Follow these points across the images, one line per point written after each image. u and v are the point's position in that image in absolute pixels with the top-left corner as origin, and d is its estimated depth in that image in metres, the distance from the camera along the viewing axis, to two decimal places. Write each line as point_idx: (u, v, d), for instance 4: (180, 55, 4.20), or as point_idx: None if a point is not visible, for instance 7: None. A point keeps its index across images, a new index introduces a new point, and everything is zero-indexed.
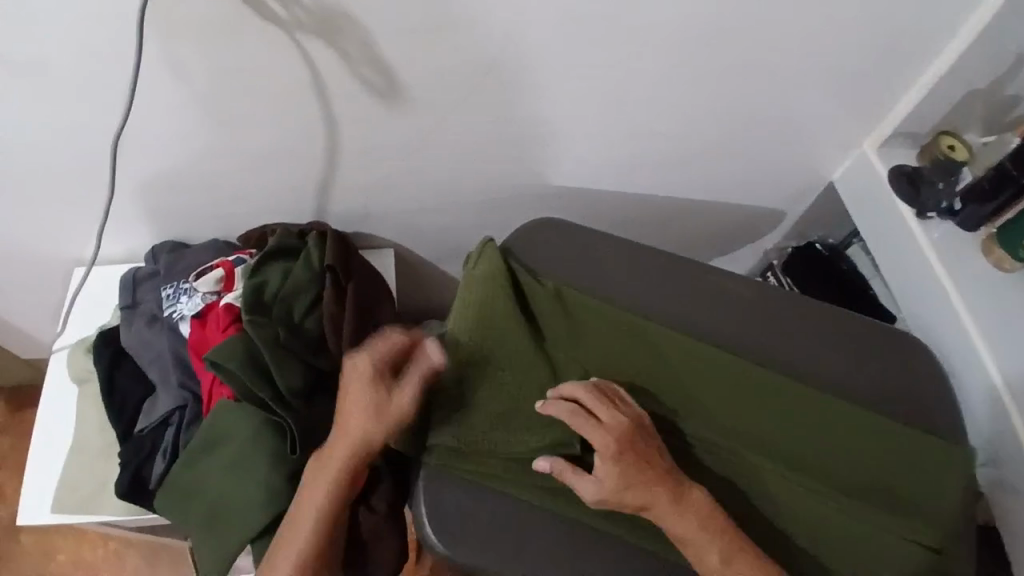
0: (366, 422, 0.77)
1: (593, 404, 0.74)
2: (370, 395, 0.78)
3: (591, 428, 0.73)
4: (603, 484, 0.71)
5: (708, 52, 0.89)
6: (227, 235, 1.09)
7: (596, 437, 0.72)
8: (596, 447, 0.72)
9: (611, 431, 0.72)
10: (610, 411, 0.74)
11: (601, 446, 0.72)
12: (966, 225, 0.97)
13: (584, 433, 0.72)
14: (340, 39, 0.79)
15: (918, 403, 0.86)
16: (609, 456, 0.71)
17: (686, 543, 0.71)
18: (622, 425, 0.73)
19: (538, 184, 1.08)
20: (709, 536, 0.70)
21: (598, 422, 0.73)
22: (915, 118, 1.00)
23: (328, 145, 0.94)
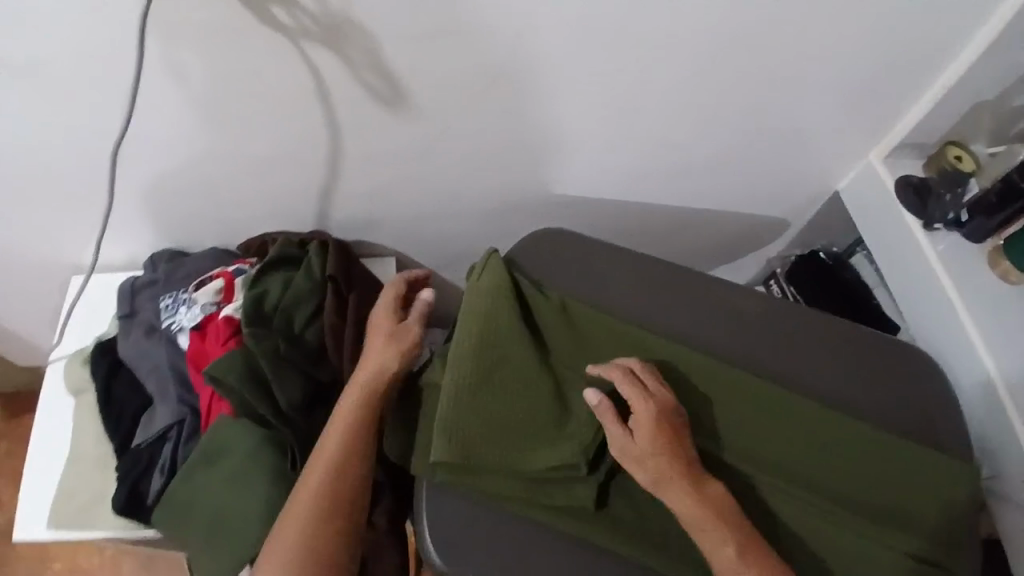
0: (384, 347, 0.83)
1: (643, 376, 0.77)
2: (385, 324, 0.85)
3: (638, 389, 0.75)
4: (634, 442, 0.73)
5: (718, 60, 0.87)
6: (226, 243, 1.08)
7: (639, 400, 0.74)
8: (638, 410, 0.74)
9: (652, 398, 0.75)
10: (658, 383, 0.77)
11: (643, 406, 0.74)
12: (973, 237, 0.96)
13: (630, 395, 0.75)
14: (345, 46, 0.78)
15: (919, 418, 0.86)
16: (648, 416, 0.73)
17: (696, 530, 0.70)
18: (665, 398, 0.76)
19: (542, 192, 1.07)
20: (719, 527, 0.69)
21: (647, 389, 0.76)
22: (924, 128, 0.99)
23: (331, 153, 0.93)
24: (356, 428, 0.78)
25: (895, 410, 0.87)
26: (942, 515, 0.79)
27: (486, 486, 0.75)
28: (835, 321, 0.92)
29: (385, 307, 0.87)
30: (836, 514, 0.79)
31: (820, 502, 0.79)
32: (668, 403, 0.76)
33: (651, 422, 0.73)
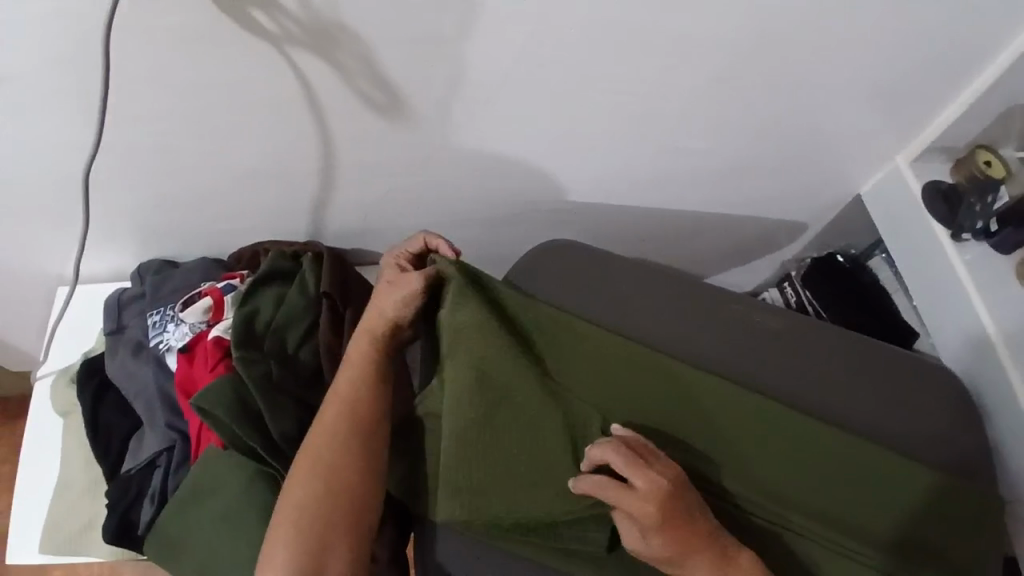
0: (386, 299, 0.82)
1: (628, 471, 0.68)
2: (388, 275, 0.84)
3: (626, 496, 0.67)
4: (662, 545, 0.67)
5: (734, 61, 0.81)
6: (218, 253, 1.03)
7: (637, 507, 0.66)
8: (642, 519, 0.67)
9: (646, 494, 0.67)
10: (642, 475, 0.67)
11: (643, 514, 0.66)
12: (1002, 248, 0.90)
13: (623, 500, 0.67)
14: (333, 51, 0.72)
15: (942, 446, 0.82)
16: (656, 518, 0.66)
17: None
18: (658, 490, 0.67)
19: (548, 197, 1.02)
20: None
21: (634, 489, 0.67)
22: (952, 132, 0.94)
23: (324, 162, 0.88)
24: (360, 379, 0.79)
25: (912, 434, 0.83)
26: (967, 551, 0.77)
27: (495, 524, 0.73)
28: (850, 340, 0.89)
29: (393, 260, 0.85)
30: (840, 545, 0.76)
31: (827, 532, 0.77)
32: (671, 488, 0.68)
33: (659, 528, 0.66)
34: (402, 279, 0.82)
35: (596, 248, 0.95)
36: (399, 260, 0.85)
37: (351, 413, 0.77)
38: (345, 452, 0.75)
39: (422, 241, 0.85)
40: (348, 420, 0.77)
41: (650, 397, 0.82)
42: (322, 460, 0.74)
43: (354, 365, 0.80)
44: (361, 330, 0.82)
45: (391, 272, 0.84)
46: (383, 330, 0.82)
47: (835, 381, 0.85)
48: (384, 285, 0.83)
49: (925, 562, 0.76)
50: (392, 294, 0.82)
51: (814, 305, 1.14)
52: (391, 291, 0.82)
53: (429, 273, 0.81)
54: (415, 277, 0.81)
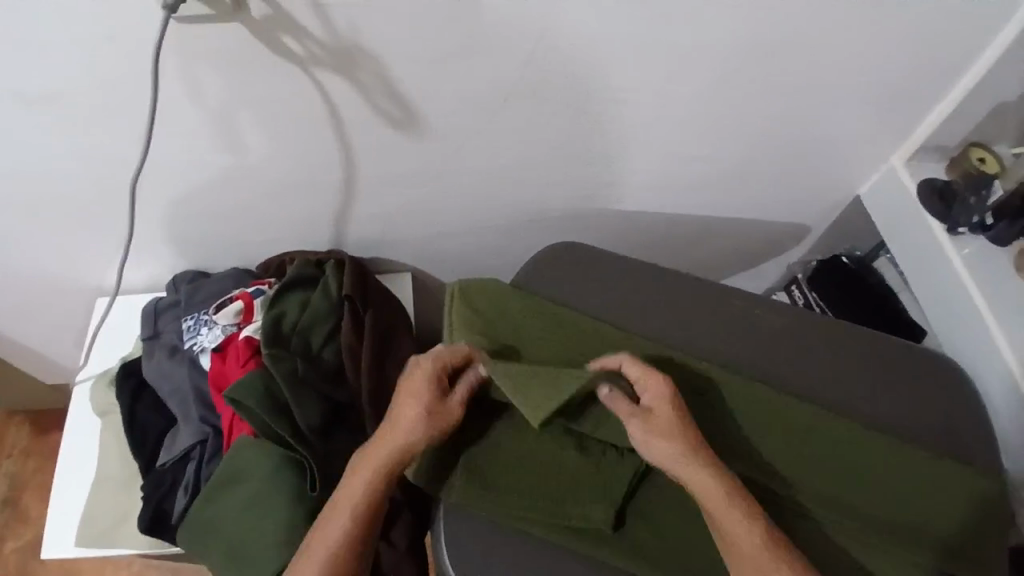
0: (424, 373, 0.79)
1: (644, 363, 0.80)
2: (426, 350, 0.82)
3: (645, 376, 0.77)
4: (675, 425, 0.74)
5: (730, 69, 0.86)
6: (246, 264, 1.09)
7: (660, 382, 0.76)
8: (661, 392, 0.76)
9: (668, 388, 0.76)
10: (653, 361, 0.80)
11: (662, 387, 0.76)
12: (999, 240, 0.93)
13: (646, 376, 0.77)
14: (356, 71, 0.79)
15: (945, 433, 0.85)
16: (670, 395, 0.76)
17: (722, 520, 0.70)
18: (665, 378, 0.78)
19: (556, 205, 1.07)
20: (742, 518, 0.70)
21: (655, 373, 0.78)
22: (943, 132, 0.98)
23: (346, 176, 0.94)
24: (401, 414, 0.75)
25: (913, 422, 0.85)
26: (966, 532, 0.78)
27: (513, 511, 0.75)
28: (857, 331, 0.91)
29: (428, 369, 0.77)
30: (845, 526, 0.78)
31: (833, 516, 0.79)
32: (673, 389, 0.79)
33: (674, 401, 0.76)
34: (438, 411, 0.75)
35: (601, 249, 0.98)
36: (432, 368, 0.77)
37: (407, 420, 0.74)
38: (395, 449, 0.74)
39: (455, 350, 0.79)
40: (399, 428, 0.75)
41: None
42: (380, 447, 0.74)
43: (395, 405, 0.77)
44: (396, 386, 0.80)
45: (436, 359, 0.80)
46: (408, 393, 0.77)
47: (838, 371, 0.88)
48: (414, 401, 0.75)
49: (926, 543, 0.78)
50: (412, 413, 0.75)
51: (821, 306, 1.16)
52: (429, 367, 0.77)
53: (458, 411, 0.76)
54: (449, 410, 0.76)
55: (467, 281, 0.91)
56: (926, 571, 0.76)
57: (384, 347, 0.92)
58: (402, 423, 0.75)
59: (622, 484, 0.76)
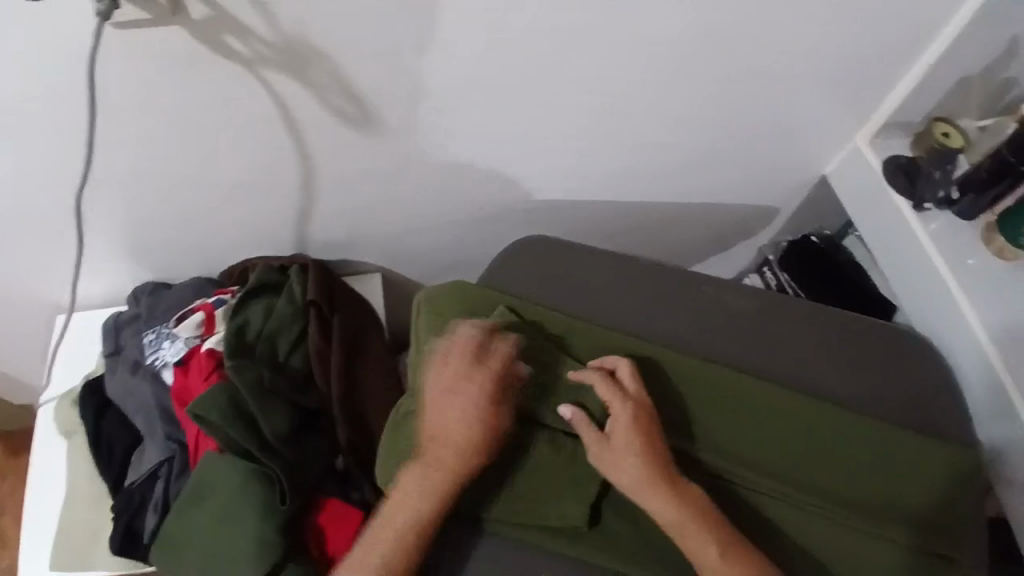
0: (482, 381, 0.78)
1: (622, 375, 0.78)
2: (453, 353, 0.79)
3: (610, 398, 0.76)
4: (625, 455, 0.73)
5: (691, 52, 0.85)
6: (208, 271, 1.06)
7: (617, 405, 0.75)
8: (617, 416, 0.75)
9: (626, 414, 0.75)
10: (626, 370, 0.78)
11: (623, 411, 0.75)
12: (965, 214, 0.93)
13: (607, 395, 0.76)
14: (306, 70, 0.76)
15: (919, 406, 0.85)
16: (625, 421, 0.74)
17: (684, 540, 0.70)
18: (633, 397, 0.76)
19: (522, 197, 1.05)
20: (701, 530, 0.70)
21: (625, 392, 0.77)
22: (906, 108, 0.97)
23: (304, 176, 0.92)
24: (476, 431, 0.74)
25: (886, 400, 0.85)
26: (943, 506, 0.79)
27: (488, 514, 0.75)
28: (826, 311, 0.91)
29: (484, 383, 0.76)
30: (823, 510, 0.78)
31: (811, 502, 0.78)
32: (643, 405, 0.76)
33: (632, 425, 0.74)
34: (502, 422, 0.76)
35: (569, 241, 0.97)
36: (489, 384, 0.76)
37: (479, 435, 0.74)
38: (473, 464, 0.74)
39: (499, 357, 0.78)
40: (472, 445, 0.74)
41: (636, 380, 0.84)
42: (454, 467, 0.73)
43: (468, 417, 0.75)
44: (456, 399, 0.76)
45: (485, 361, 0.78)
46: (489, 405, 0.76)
47: (810, 353, 0.88)
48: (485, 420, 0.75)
49: (906, 521, 0.78)
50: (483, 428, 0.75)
51: (793, 287, 1.16)
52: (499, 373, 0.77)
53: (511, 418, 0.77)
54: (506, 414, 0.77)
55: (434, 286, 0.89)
56: (894, 543, 0.77)
57: (353, 350, 0.90)
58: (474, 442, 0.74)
59: (595, 478, 0.75)
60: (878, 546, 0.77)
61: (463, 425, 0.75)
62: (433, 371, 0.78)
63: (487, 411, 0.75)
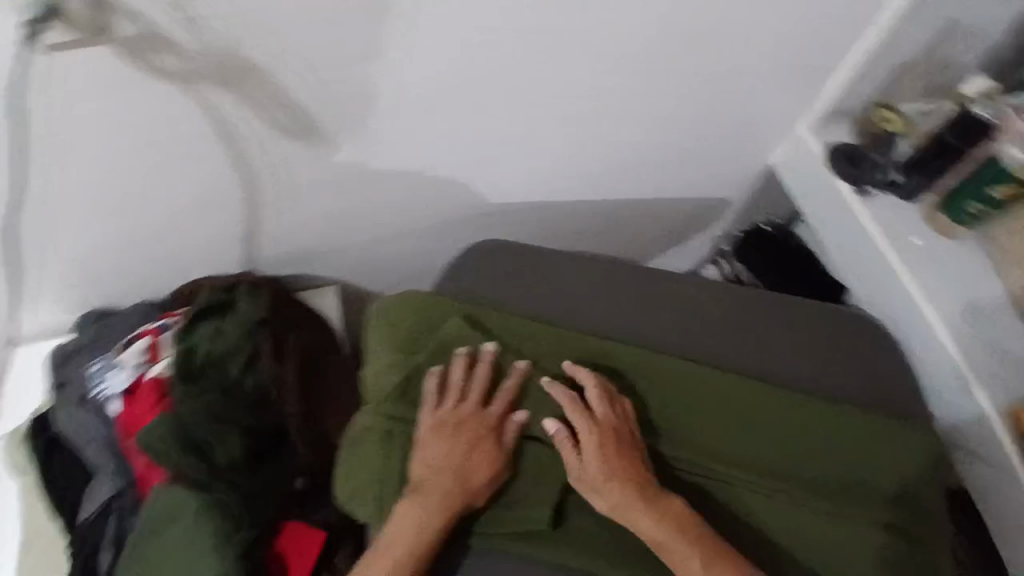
0: (490, 403, 0.80)
1: (592, 394, 0.79)
2: (455, 394, 0.79)
3: (581, 423, 0.77)
4: (601, 477, 0.74)
5: (629, 49, 0.85)
6: (155, 295, 1.03)
7: (585, 428, 0.76)
8: (587, 439, 0.76)
9: (596, 436, 0.76)
10: (596, 392, 0.78)
11: (591, 435, 0.76)
12: (907, 196, 0.96)
13: (576, 419, 0.77)
14: (239, 84, 0.74)
15: (876, 385, 0.87)
16: (595, 443, 0.75)
17: (665, 552, 0.72)
18: (604, 418, 0.77)
19: (474, 204, 1.04)
20: (681, 542, 0.71)
21: (594, 414, 0.77)
22: (845, 96, 0.99)
23: (246, 193, 0.89)
24: (468, 475, 0.75)
25: (843, 382, 0.87)
26: (910, 485, 0.80)
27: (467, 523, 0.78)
28: (779, 298, 0.92)
29: (485, 428, 0.78)
30: (790, 496, 0.79)
31: (777, 490, 0.79)
32: (612, 425, 0.77)
33: (601, 446, 0.75)
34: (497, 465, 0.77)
35: (520, 244, 0.96)
36: (489, 428, 0.78)
37: (473, 479, 0.75)
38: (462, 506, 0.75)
39: (503, 399, 0.79)
40: (463, 488, 0.75)
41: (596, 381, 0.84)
42: (445, 510, 0.74)
43: (459, 461, 0.76)
44: (469, 424, 0.78)
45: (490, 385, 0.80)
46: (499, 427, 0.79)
47: (767, 342, 0.89)
48: (483, 464, 0.76)
49: (874, 502, 0.78)
50: (478, 472, 0.76)
51: (750, 277, 1.17)
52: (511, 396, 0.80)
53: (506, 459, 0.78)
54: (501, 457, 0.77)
55: (389, 296, 0.88)
56: (874, 522, 0.77)
57: (307, 368, 0.88)
58: (468, 486, 0.75)
59: (554, 480, 0.77)
60: (852, 529, 0.77)
61: (458, 470, 0.75)
62: (433, 413, 0.79)
63: (483, 456, 0.77)
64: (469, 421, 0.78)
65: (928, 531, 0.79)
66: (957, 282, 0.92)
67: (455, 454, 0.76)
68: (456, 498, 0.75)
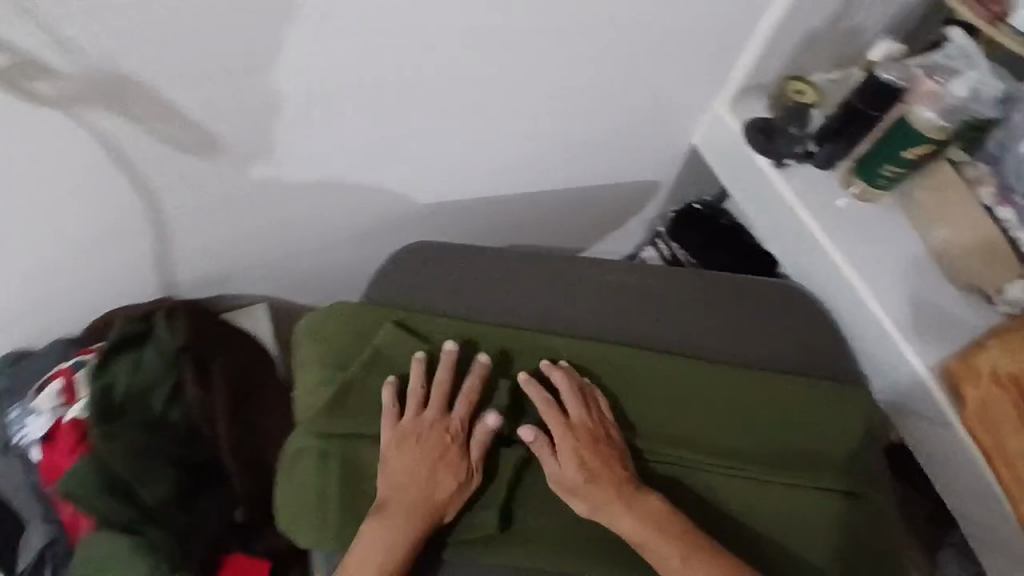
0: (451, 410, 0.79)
1: (569, 395, 0.79)
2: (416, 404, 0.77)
3: (558, 426, 0.77)
4: (579, 480, 0.75)
5: (535, 38, 0.83)
6: (70, 333, 0.98)
7: (561, 432, 0.77)
8: (564, 442, 0.77)
9: (573, 439, 0.76)
10: (573, 393, 0.79)
11: (568, 437, 0.77)
12: (823, 164, 0.97)
13: (551, 422, 0.77)
14: (125, 103, 0.70)
15: (810, 352, 0.88)
16: (572, 446, 0.76)
17: (646, 549, 0.73)
18: (579, 420, 0.78)
19: (397, 208, 1.02)
20: (660, 539, 0.72)
21: (569, 416, 0.78)
22: (757, 71, 0.99)
23: (152, 215, 0.85)
24: (433, 488, 0.75)
25: (779, 352, 0.88)
26: (857, 451, 0.82)
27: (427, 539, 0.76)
28: (714, 274, 0.92)
29: (446, 434, 0.77)
30: (738, 470, 0.80)
31: (728, 466, 0.80)
32: (588, 425, 0.78)
33: (578, 448, 0.76)
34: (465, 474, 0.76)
35: (444, 244, 0.93)
36: (451, 437, 0.77)
37: (438, 489, 0.75)
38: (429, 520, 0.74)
39: (464, 404, 0.78)
40: (429, 502, 0.74)
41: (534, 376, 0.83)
42: (413, 526, 0.73)
43: (423, 475, 0.75)
44: (430, 433, 0.76)
45: (450, 389, 0.79)
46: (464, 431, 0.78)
47: (703, 321, 0.89)
48: (447, 474, 0.75)
49: (821, 469, 0.81)
50: (445, 482, 0.75)
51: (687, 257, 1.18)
52: (473, 401, 0.78)
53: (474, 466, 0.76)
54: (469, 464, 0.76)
55: (320, 309, 0.85)
56: (826, 492, 0.79)
57: (237, 394, 0.87)
58: (434, 499, 0.74)
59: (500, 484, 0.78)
60: (801, 497, 0.79)
61: (423, 484, 0.74)
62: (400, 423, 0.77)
63: (448, 467, 0.75)
64: (431, 432, 0.76)
65: (873, 493, 0.81)
66: (877, 243, 0.95)
67: (420, 468, 0.75)
68: (424, 513, 0.74)
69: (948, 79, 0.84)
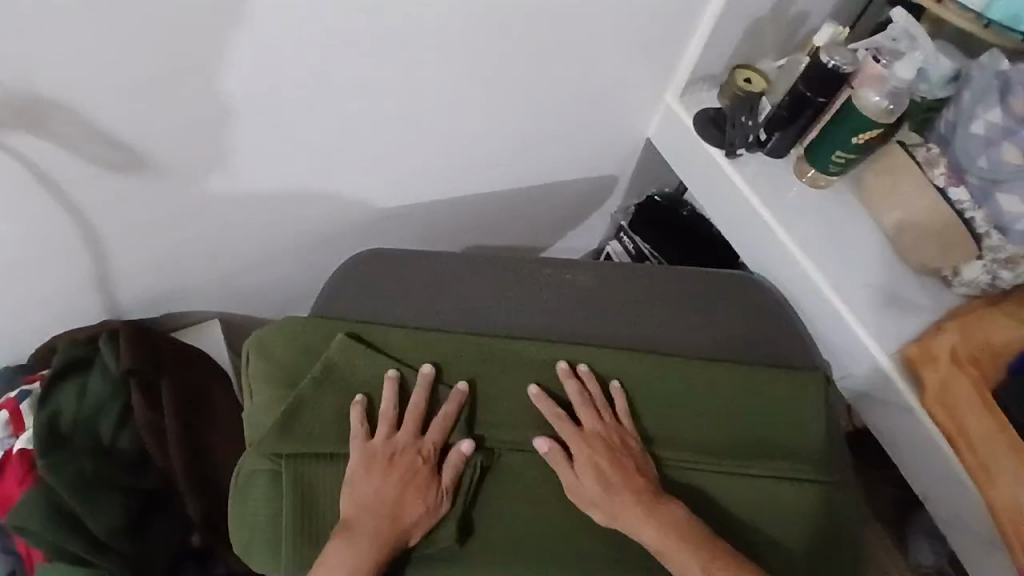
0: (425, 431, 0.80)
1: (583, 408, 0.80)
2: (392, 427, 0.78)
3: (573, 438, 0.78)
4: (598, 491, 0.76)
5: (473, 39, 0.82)
6: (17, 359, 0.96)
7: (578, 445, 0.78)
8: (581, 454, 0.77)
9: (591, 450, 0.77)
10: (588, 407, 0.80)
11: (584, 449, 0.78)
12: (776, 152, 0.98)
13: (568, 434, 0.78)
14: (45, 126, 0.68)
15: (768, 342, 0.88)
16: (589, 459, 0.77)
17: (666, 556, 0.72)
18: (593, 432, 0.79)
19: (346, 216, 1.00)
20: (681, 547, 0.72)
21: (585, 429, 0.79)
22: (704, 61, 0.98)
23: (88, 236, 0.83)
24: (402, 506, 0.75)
25: (736, 343, 0.87)
26: (825, 440, 0.82)
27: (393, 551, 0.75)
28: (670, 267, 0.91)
29: (417, 455, 0.77)
30: (700, 464, 0.80)
31: (692, 461, 0.80)
32: (606, 437, 0.79)
33: (595, 458, 0.77)
34: (433, 492, 0.76)
35: (393, 250, 0.92)
36: (422, 459, 0.77)
37: (405, 509, 0.75)
38: (397, 538, 0.74)
39: (439, 427, 0.78)
40: (398, 521, 0.75)
41: (488, 382, 0.82)
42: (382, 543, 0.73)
43: (387, 494, 0.75)
44: (402, 455, 0.77)
45: (424, 411, 0.80)
46: (436, 456, 0.78)
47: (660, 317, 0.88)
48: (412, 495, 0.76)
49: (788, 458, 0.80)
50: (411, 501, 0.76)
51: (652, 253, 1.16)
52: (448, 425, 0.79)
53: (445, 490, 0.76)
54: (440, 487, 0.76)
55: (269, 325, 0.84)
56: (800, 481, 0.79)
57: (189, 414, 0.88)
58: (401, 519, 0.75)
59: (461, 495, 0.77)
60: (767, 485, 0.79)
61: (393, 504, 0.75)
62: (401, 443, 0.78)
63: (416, 488, 0.76)
64: (401, 453, 0.77)
65: (837, 480, 0.81)
66: (830, 229, 0.95)
67: (392, 488, 0.75)
68: (390, 530, 0.74)
69: (893, 60, 0.85)
